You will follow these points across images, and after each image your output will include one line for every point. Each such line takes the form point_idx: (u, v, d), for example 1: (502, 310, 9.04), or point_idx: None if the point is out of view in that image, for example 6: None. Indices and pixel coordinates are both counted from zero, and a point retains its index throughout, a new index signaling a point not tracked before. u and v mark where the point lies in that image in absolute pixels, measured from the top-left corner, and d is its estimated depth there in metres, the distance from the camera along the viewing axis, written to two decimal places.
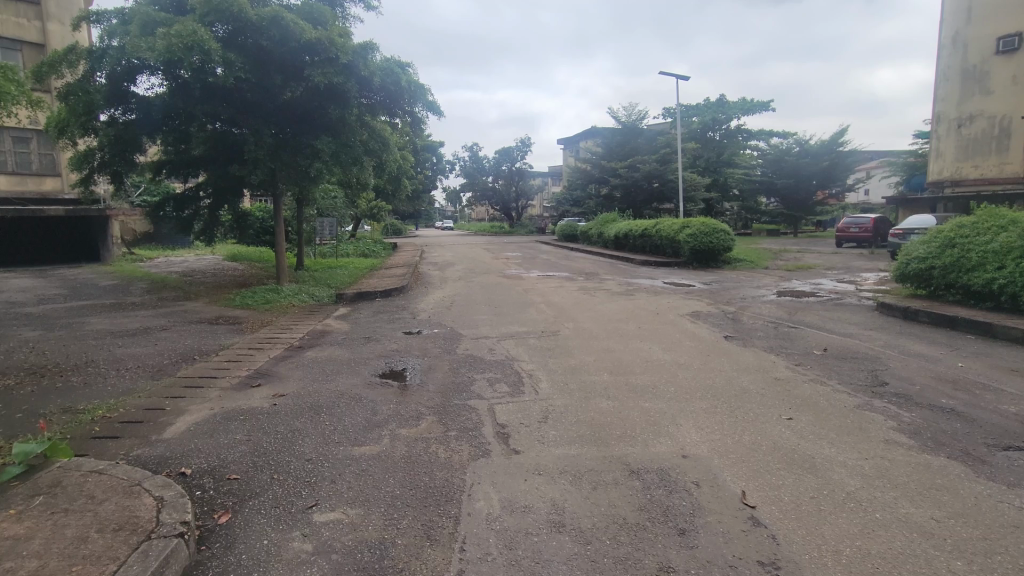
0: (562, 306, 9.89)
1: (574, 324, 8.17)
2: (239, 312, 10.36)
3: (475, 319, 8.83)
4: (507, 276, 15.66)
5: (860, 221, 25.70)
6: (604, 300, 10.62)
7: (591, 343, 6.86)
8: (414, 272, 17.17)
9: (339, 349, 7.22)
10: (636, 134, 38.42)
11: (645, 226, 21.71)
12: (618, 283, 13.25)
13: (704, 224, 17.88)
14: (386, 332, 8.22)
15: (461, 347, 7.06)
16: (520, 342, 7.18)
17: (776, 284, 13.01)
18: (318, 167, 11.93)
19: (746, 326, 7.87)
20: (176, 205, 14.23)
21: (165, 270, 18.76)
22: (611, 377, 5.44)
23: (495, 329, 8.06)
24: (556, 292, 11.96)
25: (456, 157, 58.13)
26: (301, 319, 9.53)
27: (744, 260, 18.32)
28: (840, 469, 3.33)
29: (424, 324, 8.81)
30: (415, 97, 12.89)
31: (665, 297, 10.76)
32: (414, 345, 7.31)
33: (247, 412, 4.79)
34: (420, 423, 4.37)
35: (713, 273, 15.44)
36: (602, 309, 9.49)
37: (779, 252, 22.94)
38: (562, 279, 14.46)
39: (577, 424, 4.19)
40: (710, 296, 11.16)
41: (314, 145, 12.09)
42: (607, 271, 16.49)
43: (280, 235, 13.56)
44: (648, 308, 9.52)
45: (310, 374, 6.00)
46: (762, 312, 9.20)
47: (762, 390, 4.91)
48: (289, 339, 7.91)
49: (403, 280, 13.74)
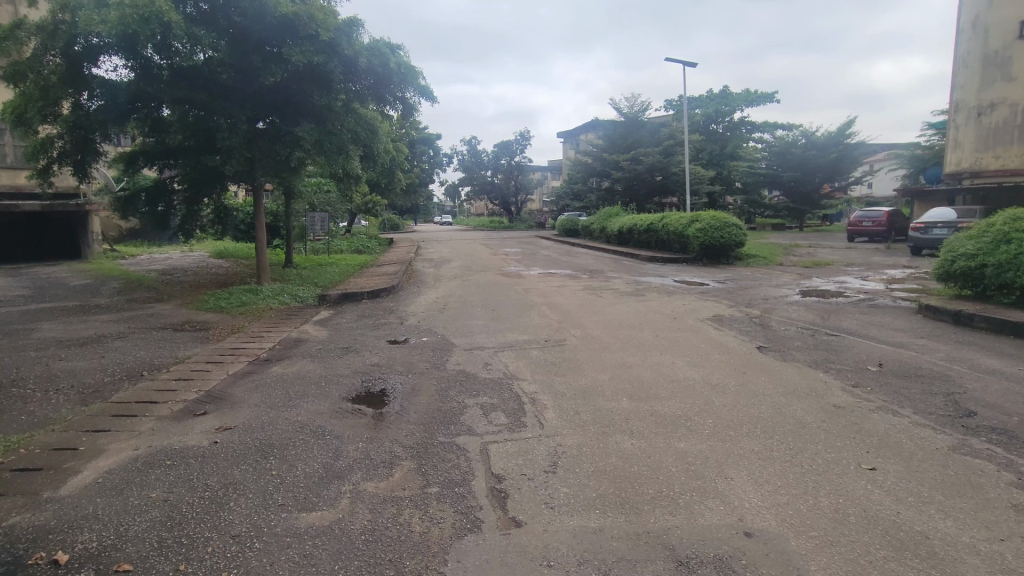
0: (567, 310, 8.90)
1: (583, 332, 7.19)
2: (209, 316, 9.38)
3: (471, 326, 7.85)
4: (507, 274, 14.68)
5: (872, 215, 24.75)
6: (613, 302, 9.62)
7: (604, 357, 5.88)
8: (408, 270, 16.18)
9: (310, 362, 6.23)
10: (639, 127, 37.18)
11: (650, 220, 20.76)
12: (625, 282, 12.28)
13: (715, 217, 16.95)
14: (369, 341, 7.23)
15: (453, 361, 6.07)
16: (521, 354, 6.20)
17: (797, 283, 12.05)
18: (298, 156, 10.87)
19: (779, 334, 6.90)
20: (149, 199, 13.18)
21: (145, 268, 17.74)
22: (631, 404, 4.47)
23: (493, 337, 7.08)
24: (560, 292, 10.97)
25: (454, 151, 56.88)
26: (276, 325, 8.52)
27: (757, 256, 17.35)
28: (974, 563, 2.38)
29: (412, 331, 7.82)
30: (406, 81, 11.93)
31: (681, 299, 9.76)
32: (398, 357, 6.32)
33: (177, 454, 3.79)
34: (393, 475, 3.39)
35: (726, 271, 14.44)
36: (612, 313, 8.51)
37: (791, 247, 21.95)
38: (565, 277, 13.50)
39: (595, 477, 3.22)
40: (729, 297, 10.17)
41: (295, 132, 11.05)
42: (612, 269, 15.49)
43: (261, 232, 12.56)
44: (662, 311, 8.53)
45: (270, 398, 5.01)
46: (792, 316, 8.21)
47: (823, 424, 3.92)
48: (256, 350, 6.88)
49: (393, 278, 12.76)
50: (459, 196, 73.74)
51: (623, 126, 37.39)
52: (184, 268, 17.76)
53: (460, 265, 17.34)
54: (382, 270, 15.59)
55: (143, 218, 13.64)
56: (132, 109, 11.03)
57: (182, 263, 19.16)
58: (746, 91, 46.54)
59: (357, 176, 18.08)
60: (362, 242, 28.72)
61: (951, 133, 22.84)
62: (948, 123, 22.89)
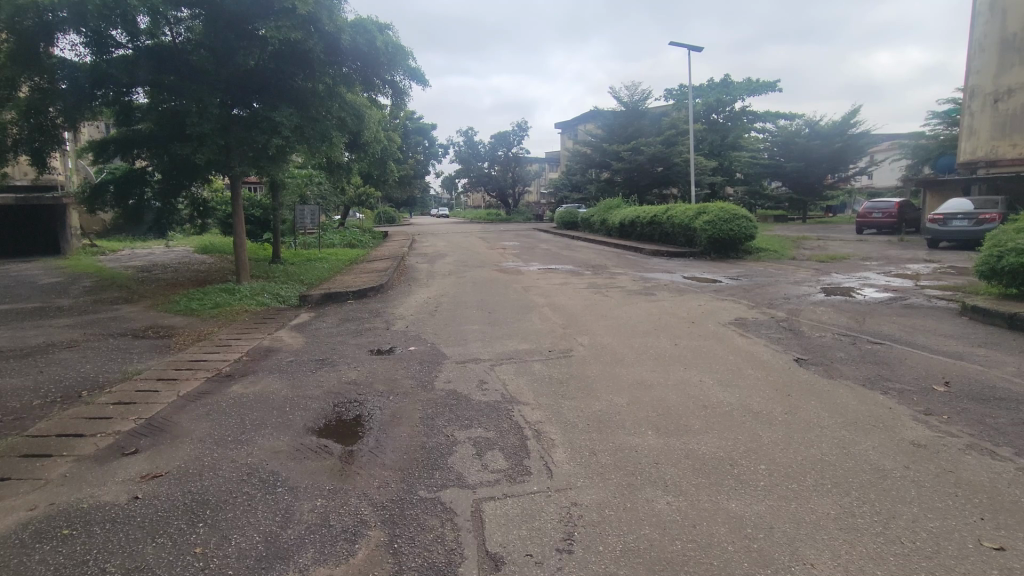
0: (572, 312, 8.04)
1: (592, 340, 6.36)
2: (176, 320, 8.51)
3: (466, 333, 6.99)
4: (504, 269, 13.84)
5: (883, 206, 23.94)
6: (621, 302, 8.77)
7: (619, 373, 5.04)
8: (400, 266, 15.33)
9: (278, 378, 5.39)
10: (639, 116, 36.22)
11: (654, 212, 19.93)
12: (632, 279, 11.46)
13: (724, 209, 16.10)
14: (349, 351, 6.37)
15: (442, 377, 5.21)
16: (522, 369, 5.35)
17: (816, 279, 11.24)
18: (276, 143, 9.89)
19: (814, 342, 6.09)
20: (119, 191, 12.23)
21: (124, 265, 16.81)
22: (660, 440, 3.63)
23: (491, 347, 6.22)
24: (563, 291, 10.12)
25: (450, 142, 55.71)
26: (248, 330, 7.64)
27: (767, 250, 16.50)
28: None
29: (400, 338, 6.97)
30: (394, 64, 11.02)
31: (695, 299, 8.91)
32: (381, 371, 5.47)
33: (80, 517, 2.94)
34: (356, 556, 2.55)
35: (738, 266, 13.62)
36: (622, 316, 7.66)
37: (799, 239, 21.12)
38: (566, 274, 12.65)
39: (626, 564, 2.39)
40: (748, 296, 9.32)
41: (272, 117, 10.02)
42: (616, 264, 14.64)
43: (240, 227, 11.66)
44: (678, 313, 7.69)
45: (220, 431, 4.14)
46: (823, 319, 7.36)
47: (912, 474, 3.08)
48: (219, 364, 5.99)
49: (383, 276, 11.89)
50: (455, 188, 72.66)
51: (624, 116, 36.40)
52: (165, 264, 16.85)
53: (455, 260, 16.50)
54: (372, 266, 14.72)
55: (116, 213, 12.75)
56: (97, 93, 10.12)
57: (164, 259, 18.23)
58: (747, 80, 45.50)
59: (346, 165, 17.21)
60: (354, 236, 27.80)
61: (966, 120, 21.96)
62: (964, 110, 22.01)
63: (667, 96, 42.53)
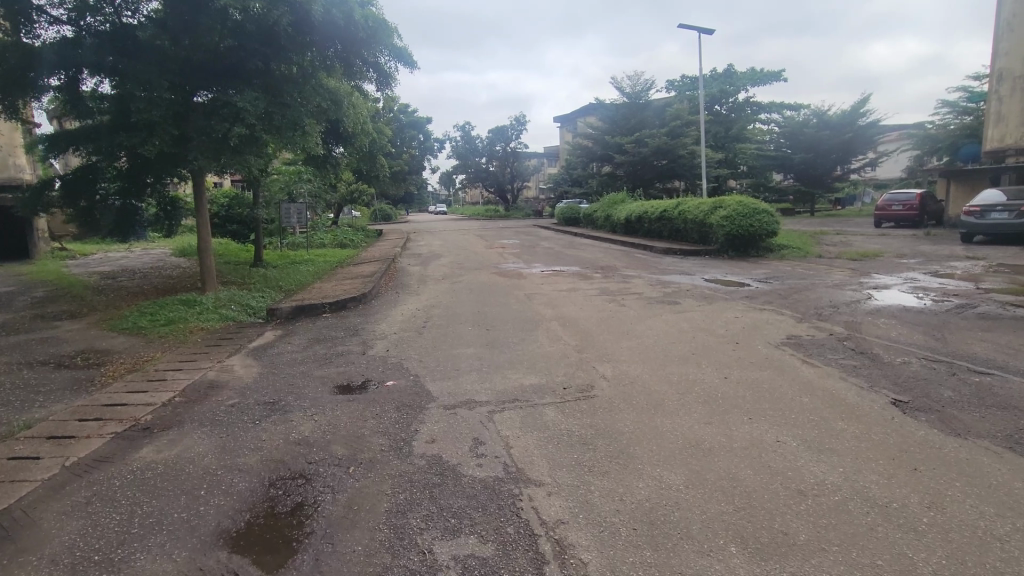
0: (587, 329, 6.73)
1: (617, 370, 5.05)
2: (117, 342, 7.19)
3: (460, 360, 5.66)
4: (504, 272, 12.58)
5: (903, 198, 22.71)
6: (643, 315, 7.45)
7: (661, 427, 3.74)
8: (389, 269, 14.03)
9: (210, 434, 4.08)
10: (642, 107, 34.85)
11: (664, 207, 18.64)
12: (649, 283, 10.20)
13: (742, 203, 14.80)
14: (310, 388, 5.04)
15: (424, 434, 3.89)
16: (530, 420, 4.03)
17: (858, 281, 9.97)
18: (239, 132, 8.48)
19: (898, 370, 4.82)
20: (69, 191, 10.88)
21: (90, 270, 15.43)
22: (755, 570, 2.31)
23: (490, 383, 4.90)
24: (574, 299, 8.81)
25: (446, 137, 54.31)
26: (195, 356, 6.30)
27: (789, 246, 15.20)
28: None
29: (377, 367, 5.66)
30: (376, 39, 9.72)
31: (729, 309, 7.60)
32: (345, 422, 4.17)
33: None
34: None
35: (762, 267, 12.32)
36: (649, 333, 6.36)
37: (817, 234, 19.85)
38: (574, 277, 11.38)
39: None
40: (788, 304, 8.02)
41: (232, 102, 8.67)
42: (626, 265, 13.33)
43: (205, 229, 10.32)
44: (716, 330, 6.40)
45: (91, 537, 2.82)
46: (893, 336, 6.07)
47: None
48: (140, 410, 4.65)
49: (368, 283, 10.60)
50: (452, 183, 71.34)
51: (626, 107, 35.03)
52: (136, 269, 15.48)
53: (451, 262, 15.23)
54: (358, 270, 13.45)
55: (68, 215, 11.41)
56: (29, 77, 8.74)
57: (136, 264, 16.85)
58: (752, 69, 44.16)
59: (331, 157, 15.90)
60: (345, 235, 26.44)
61: (993, 106, 20.56)
62: (990, 95, 20.57)
63: (671, 87, 41.13)
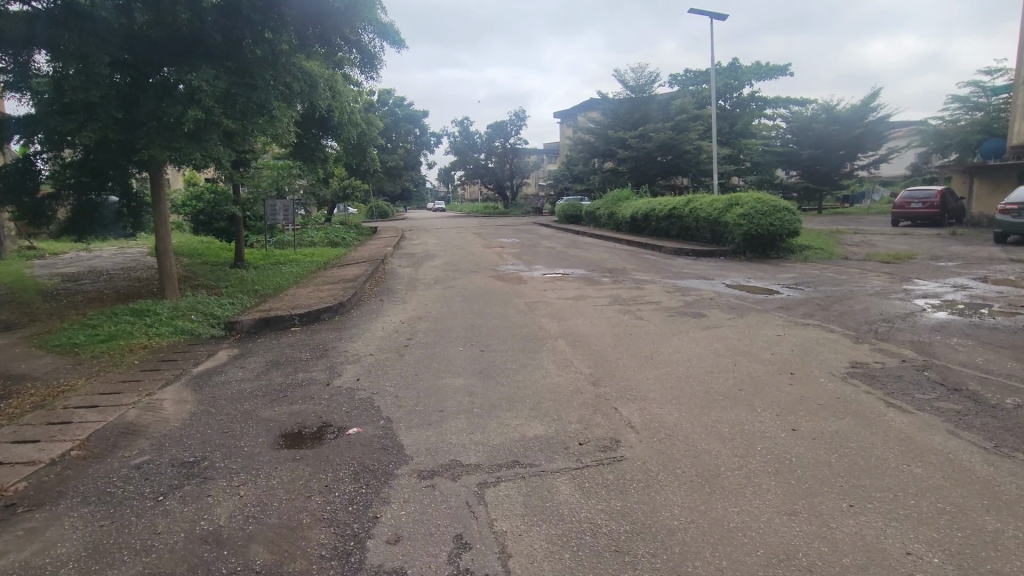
0: (601, 351, 5.58)
1: (647, 416, 3.91)
2: (40, 363, 6.04)
3: (445, 396, 4.51)
4: (503, 275, 11.45)
5: (923, 194, 21.54)
6: (666, 332, 6.31)
7: (727, 522, 2.61)
8: (377, 271, 12.86)
9: (90, 520, 2.93)
10: (646, 101, 33.68)
11: (673, 204, 17.53)
12: (665, 290, 9.08)
13: (761, 201, 13.65)
14: (250, 438, 3.88)
15: (386, 526, 2.73)
16: (536, 501, 2.88)
17: (902, 288, 8.83)
18: (193, 115, 7.28)
19: (1018, 417, 3.68)
20: (12, 184, 9.69)
21: (53, 272, 14.26)
22: None
23: (484, 434, 3.75)
24: (583, 310, 7.68)
25: (444, 133, 53.11)
26: (121, 387, 5.13)
27: (811, 246, 14.06)
28: None
29: (341, 403, 4.52)
30: (357, 10, 8.56)
31: (767, 326, 6.47)
32: (280, 501, 3.02)
33: None
34: None
35: (786, 271, 11.16)
36: (678, 358, 5.23)
37: (836, 233, 18.65)
38: (580, 282, 10.25)
39: None
40: (833, 319, 6.87)
41: (186, 80, 7.48)
42: (636, 268, 12.19)
43: (163, 227, 9.16)
44: (758, 354, 5.26)
45: None
46: (980, 363, 4.94)
47: None
48: (15, 473, 3.49)
49: (350, 288, 9.46)
50: (451, 180, 70.17)
51: (629, 100, 33.84)
52: (103, 270, 14.29)
53: (445, 263, 14.10)
54: (343, 272, 12.32)
55: (13, 211, 10.24)
56: None
57: (107, 264, 15.68)
58: (757, 63, 42.93)
59: (317, 149, 14.75)
60: (336, 232, 25.26)
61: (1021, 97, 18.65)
62: (1018, 87, 18.62)
63: (674, 81, 39.96)
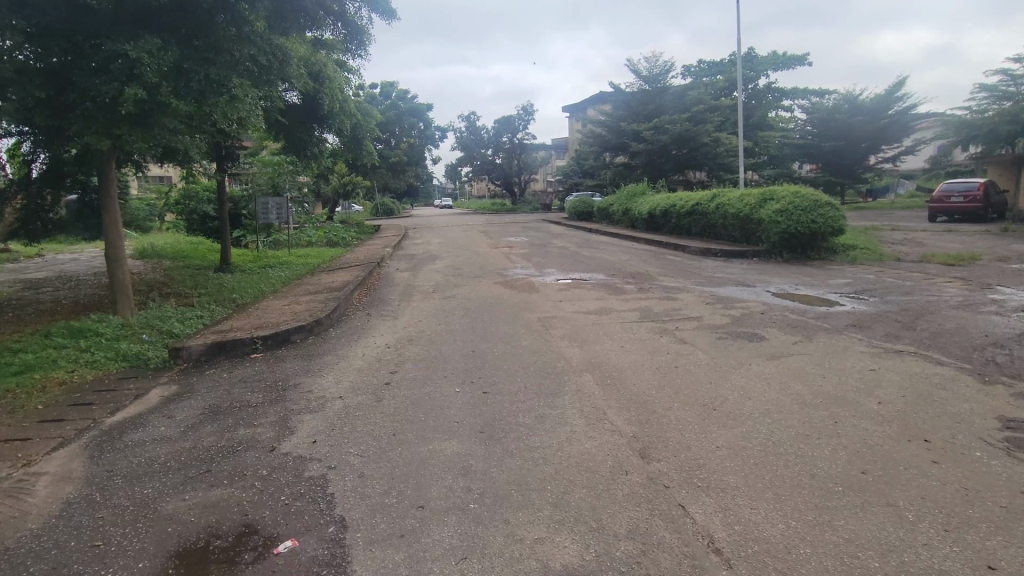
0: (643, 397, 4.19)
1: (737, 528, 2.52)
2: None
3: (428, 477, 3.13)
4: (513, 282, 10.08)
5: (964, 187, 19.91)
6: (722, 363, 4.91)
7: None
8: (370, 276, 11.49)
9: None
10: (661, 92, 32.21)
11: (696, 199, 16.08)
12: (705, 301, 7.69)
13: (800, 195, 12.22)
14: (124, 565, 2.52)
15: None
16: None
17: (992, 298, 7.37)
18: (131, 93, 5.93)
19: None
20: None
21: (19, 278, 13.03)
22: None
23: (484, 565, 2.38)
24: (609, 329, 6.27)
25: (450, 128, 51.75)
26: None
27: (855, 245, 12.57)
28: None
29: (282, 486, 3.15)
30: None
31: (850, 354, 5.05)
32: None
33: None
34: None
35: (836, 276, 9.69)
36: (750, 409, 3.83)
37: (873, 230, 17.09)
38: (601, 290, 8.87)
39: None
40: (930, 343, 5.44)
41: (123, 51, 6.12)
42: (662, 272, 10.77)
43: (115, 230, 7.84)
44: (861, 403, 3.85)
45: None
46: None
47: None
48: None
49: (332, 299, 8.13)
50: (459, 175, 68.71)
51: (642, 92, 32.39)
52: (73, 276, 13.05)
53: (448, 266, 12.75)
54: (334, 277, 11.01)
55: None
56: None
57: (81, 268, 14.45)
58: (774, 53, 41.30)
59: (307, 142, 13.41)
60: (335, 231, 23.99)
61: None
62: None
63: (688, 72, 38.35)
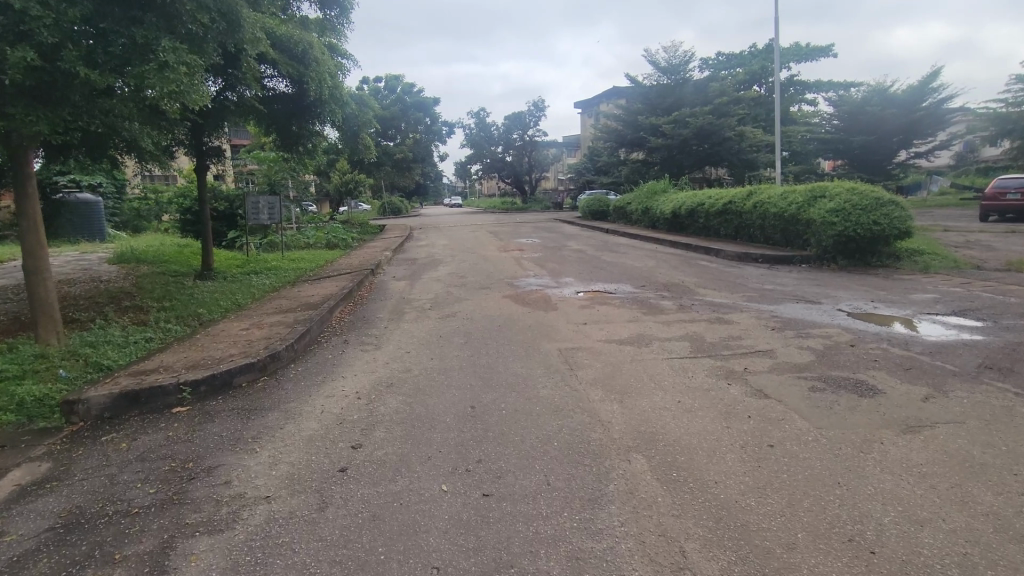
0: (742, 516, 2.58)
1: None
2: None
3: None
4: (524, 294, 8.53)
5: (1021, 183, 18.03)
6: (838, 439, 3.31)
7: None
8: (360, 287, 9.97)
9: None
10: (680, 83, 30.47)
11: (729, 196, 14.38)
12: (768, 325, 6.08)
13: (859, 193, 10.53)
14: None
15: None
16: None
17: None
18: (15, 57, 4.45)
19: None
20: None
21: None
22: None
23: None
24: (655, 372, 4.67)
25: (459, 125, 50.30)
26: None
27: (920, 249, 10.87)
28: None
29: None
30: None
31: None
32: None
33: None
34: None
35: (915, 290, 8.02)
36: (939, 560, 2.22)
37: (927, 231, 15.30)
38: (632, 307, 7.30)
39: None
40: None
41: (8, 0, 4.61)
42: (701, 283, 9.15)
43: (35, 235, 6.34)
44: None
45: None
46: None
47: None
48: None
49: (303, 320, 6.61)
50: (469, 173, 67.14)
51: (661, 85, 30.69)
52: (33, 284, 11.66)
53: (449, 273, 11.23)
54: (316, 288, 9.51)
55: None
56: None
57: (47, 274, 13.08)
58: (798, 44, 39.35)
59: (294, 135, 11.87)
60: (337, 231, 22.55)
61: None
62: None
63: (708, 65, 36.52)
